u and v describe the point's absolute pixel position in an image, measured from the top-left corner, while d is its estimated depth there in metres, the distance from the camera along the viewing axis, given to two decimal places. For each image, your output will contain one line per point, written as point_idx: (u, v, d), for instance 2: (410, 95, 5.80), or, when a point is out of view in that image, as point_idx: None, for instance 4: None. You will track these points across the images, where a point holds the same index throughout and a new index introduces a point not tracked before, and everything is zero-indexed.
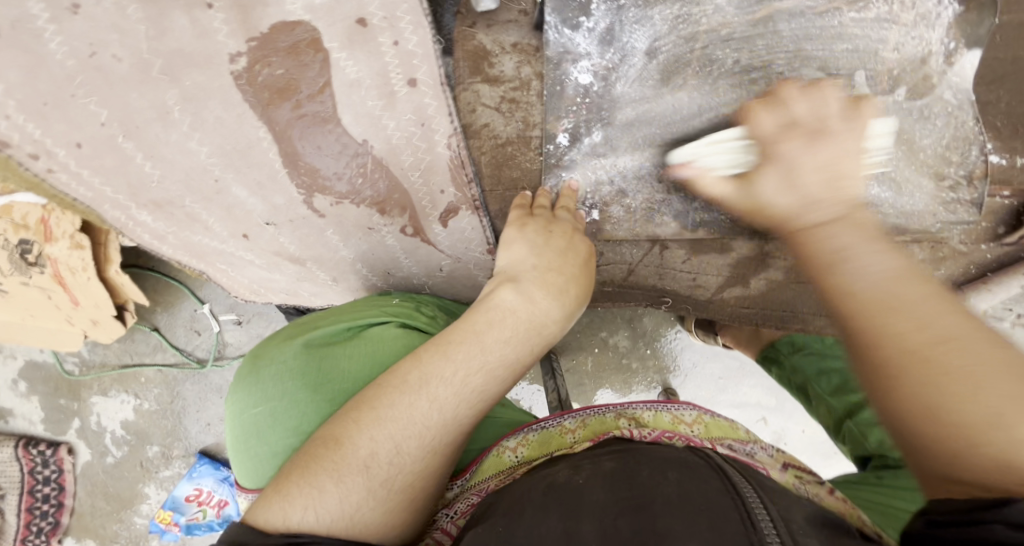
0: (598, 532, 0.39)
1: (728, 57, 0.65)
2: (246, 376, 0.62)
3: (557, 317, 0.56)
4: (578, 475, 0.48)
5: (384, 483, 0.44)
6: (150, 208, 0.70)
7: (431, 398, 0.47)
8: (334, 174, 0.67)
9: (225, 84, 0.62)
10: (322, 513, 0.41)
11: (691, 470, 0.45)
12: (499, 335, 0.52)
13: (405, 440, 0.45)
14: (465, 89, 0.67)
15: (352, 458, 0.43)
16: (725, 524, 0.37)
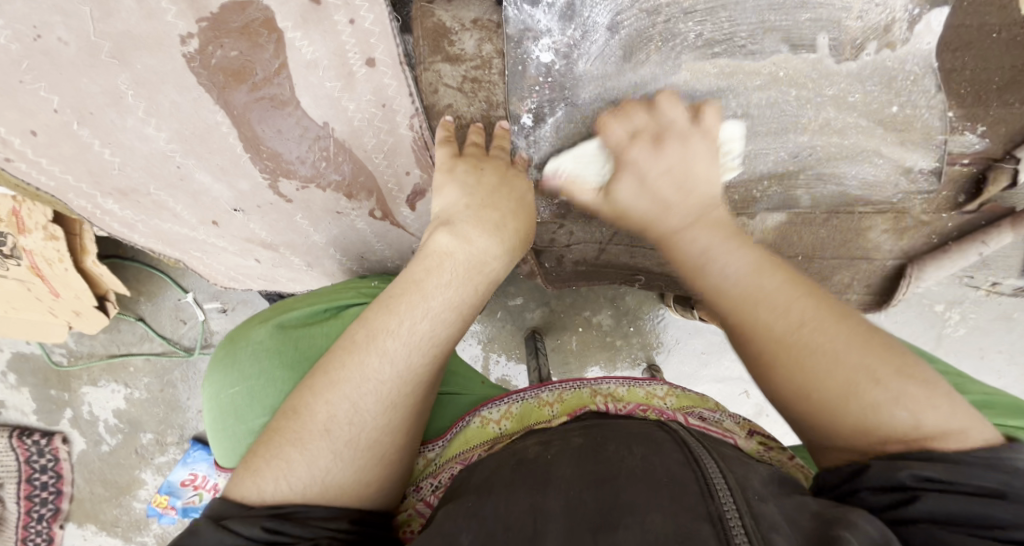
0: (562, 504, 0.42)
1: (690, 31, 0.63)
2: (223, 356, 0.64)
3: (497, 254, 0.59)
4: (547, 449, 0.50)
5: (350, 443, 0.46)
6: (116, 196, 0.70)
7: (382, 353, 0.49)
8: (297, 158, 0.66)
9: (179, 68, 0.60)
10: (294, 481, 0.44)
11: (656, 445, 0.47)
12: (438, 281, 0.54)
13: (362, 397, 0.48)
14: (426, 69, 0.66)
15: (312, 424, 0.46)
16: (685, 495, 0.40)
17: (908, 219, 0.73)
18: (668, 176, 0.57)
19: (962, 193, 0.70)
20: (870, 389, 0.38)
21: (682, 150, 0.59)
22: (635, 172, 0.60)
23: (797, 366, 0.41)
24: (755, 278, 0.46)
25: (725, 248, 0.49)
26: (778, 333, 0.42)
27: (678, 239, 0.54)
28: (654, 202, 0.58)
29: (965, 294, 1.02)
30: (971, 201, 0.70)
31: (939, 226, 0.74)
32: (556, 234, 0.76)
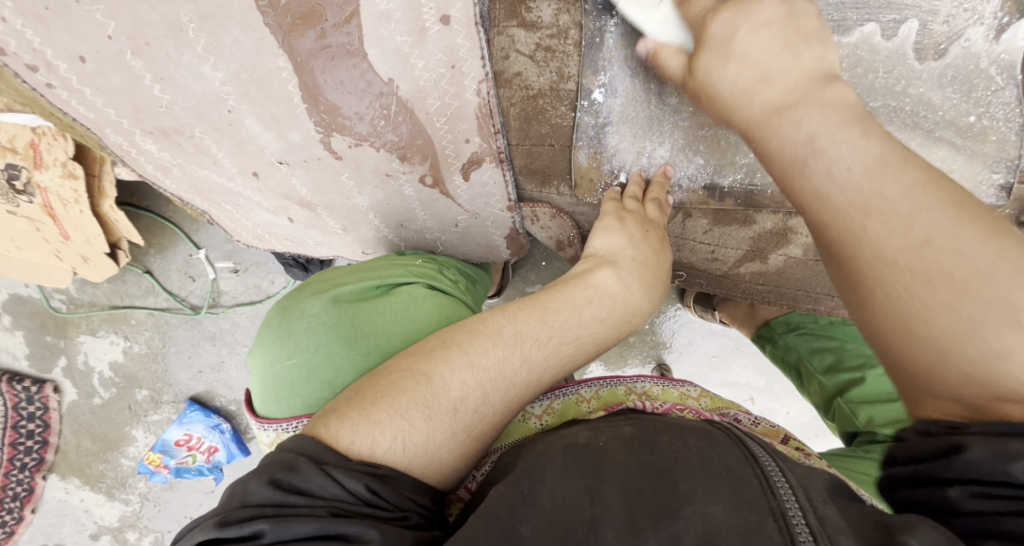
0: (620, 490, 0.44)
1: None
2: (275, 328, 0.62)
3: (646, 309, 0.62)
4: (598, 437, 0.51)
5: (466, 427, 0.49)
6: (156, 135, 0.67)
7: (524, 356, 0.52)
8: (356, 114, 0.64)
9: (246, 4, 0.57)
10: (410, 444, 0.46)
11: (711, 439, 0.48)
12: (595, 312, 0.57)
13: (492, 390, 0.50)
14: (500, 33, 0.64)
15: (444, 399, 0.48)
16: (747, 488, 0.42)
17: None
18: (766, 63, 0.51)
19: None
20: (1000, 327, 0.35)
21: (748, 36, 0.51)
22: (725, 44, 0.53)
23: (908, 277, 0.39)
24: (871, 178, 0.42)
25: (837, 134, 0.45)
26: (888, 254, 0.40)
27: (781, 119, 0.49)
28: (782, 89, 0.50)
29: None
30: None
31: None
32: None
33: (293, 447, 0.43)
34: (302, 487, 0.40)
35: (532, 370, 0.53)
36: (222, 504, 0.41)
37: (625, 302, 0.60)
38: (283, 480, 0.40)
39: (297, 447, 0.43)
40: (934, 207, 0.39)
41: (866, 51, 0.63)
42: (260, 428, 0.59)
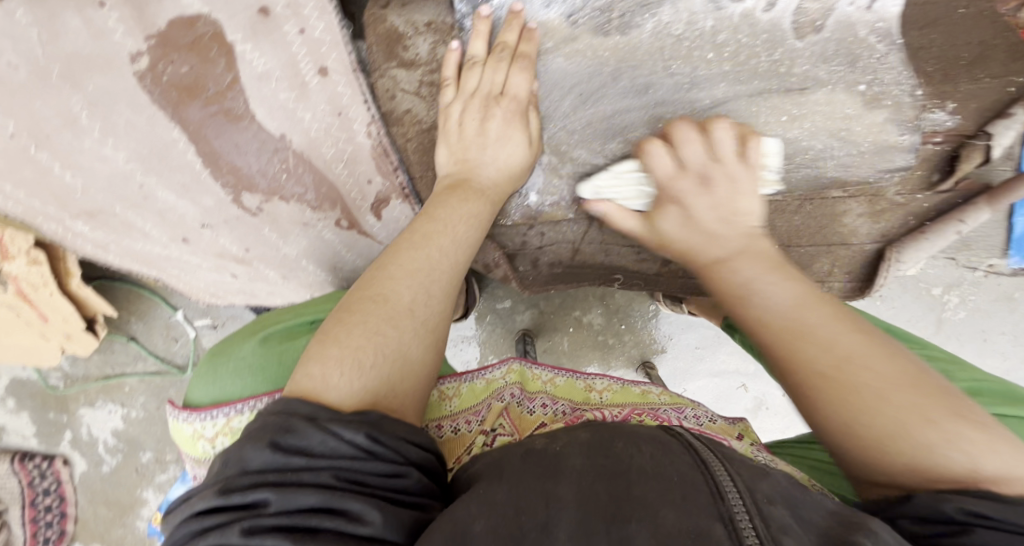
0: (576, 491, 0.40)
1: (647, 24, 0.65)
2: (211, 362, 0.61)
3: (524, 156, 0.63)
4: (555, 443, 0.48)
5: (425, 325, 0.52)
6: (84, 218, 0.69)
7: (439, 249, 0.56)
8: (258, 171, 0.66)
9: (131, 86, 0.60)
10: (382, 360, 0.47)
11: (663, 446, 0.45)
12: (468, 206, 0.60)
13: (432, 285, 0.54)
14: (382, 75, 0.66)
15: (398, 307, 0.51)
16: (694, 491, 0.38)
17: (882, 201, 0.69)
18: (718, 207, 0.55)
19: (936, 171, 0.67)
20: (926, 428, 0.37)
21: (729, 189, 0.55)
22: (677, 204, 0.57)
23: (835, 402, 0.40)
24: (799, 311, 0.45)
25: (768, 278, 0.48)
26: (850, 376, 0.40)
27: (720, 271, 0.53)
28: (700, 234, 0.55)
29: (962, 276, 1.05)
30: (945, 179, 0.66)
31: (915, 206, 0.69)
32: (527, 236, 0.75)
33: (280, 411, 0.41)
34: (302, 446, 0.38)
35: (447, 260, 0.56)
36: (218, 469, 0.38)
37: (496, 180, 0.62)
38: (283, 441, 0.38)
39: (285, 411, 0.41)
40: (864, 348, 0.41)
41: (747, 34, 0.64)
42: (198, 419, 0.56)
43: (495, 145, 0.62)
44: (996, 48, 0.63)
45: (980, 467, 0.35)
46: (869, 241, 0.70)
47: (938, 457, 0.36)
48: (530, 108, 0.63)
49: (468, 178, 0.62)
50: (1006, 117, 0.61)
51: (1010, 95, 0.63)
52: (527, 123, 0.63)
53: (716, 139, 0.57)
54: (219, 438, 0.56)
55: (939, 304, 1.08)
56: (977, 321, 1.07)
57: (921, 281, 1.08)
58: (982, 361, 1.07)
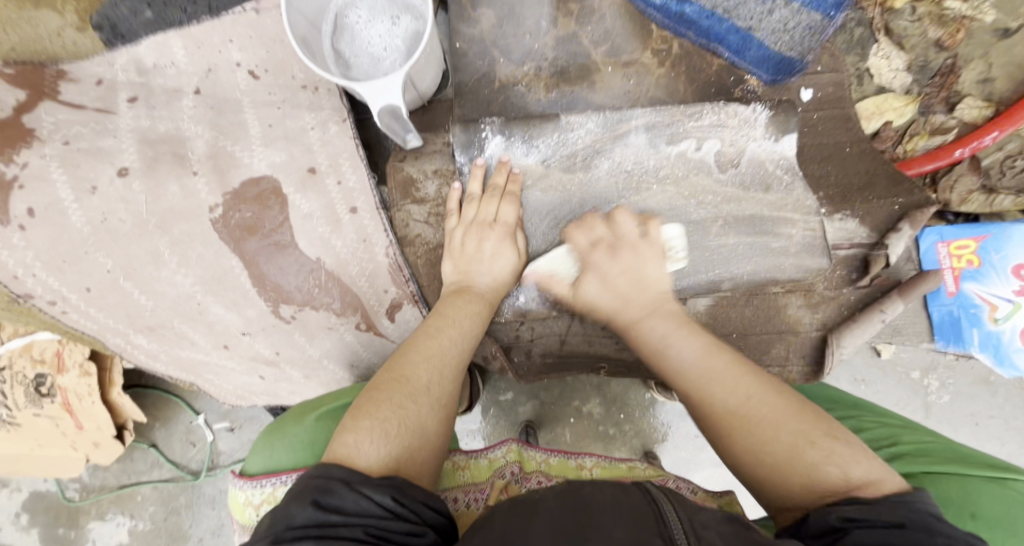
0: (548, 524, 0.49)
1: (604, 166, 0.83)
2: (268, 437, 0.68)
3: (515, 266, 0.78)
4: (536, 492, 0.57)
5: (439, 401, 0.63)
6: (144, 332, 0.85)
7: (450, 338, 0.68)
8: (295, 287, 0.81)
9: (206, 228, 0.78)
10: (403, 431, 0.57)
11: (622, 489, 0.55)
12: (468, 304, 0.73)
13: (445, 367, 0.65)
14: (399, 209, 0.84)
15: (418, 385, 0.62)
16: (645, 518, 0.48)
17: (816, 294, 0.86)
18: (628, 274, 0.75)
19: (854, 271, 0.86)
20: (810, 450, 0.51)
21: (634, 257, 0.75)
22: (621, 252, 0.76)
23: (750, 435, 0.55)
24: (704, 362, 0.63)
25: (677, 336, 0.68)
26: (736, 411, 0.57)
27: (641, 328, 0.71)
28: (616, 296, 0.75)
29: (935, 360, 1.08)
30: (862, 277, 0.85)
31: (843, 298, 0.87)
32: (520, 331, 0.88)
33: (321, 474, 0.50)
34: (338, 505, 0.47)
35: (457, 346, 0.68)
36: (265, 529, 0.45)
37: (492, 286, 0.76)
38: (323, 500, 0.46)
39: (324, 474, 0.50)
40: (744, 390, 0.58)
41: (682, 168, 0.82)
42: (250, 487, 0.63)
43: (490, 260, 0.77)
44: (879, 175, 0.84)
45: (851, 475, 0.48)
46: (813, 328, 0.86)
47: (821, 472, 0.49)
48: (517, 230, 0.79)
49: (467, 285, 0.76)
50: (897, 231, 0.82)
51: (897, 212, 0.83)
52: (515, 242, 0.78)
53: (619, 224, 0.78)
54: (264, 506, 0.62)
55: (922, 387, 1.09)
56: (963, 404, 1.08)
57: (899, 365, 1.09)
58: (980, 446, 1.07)
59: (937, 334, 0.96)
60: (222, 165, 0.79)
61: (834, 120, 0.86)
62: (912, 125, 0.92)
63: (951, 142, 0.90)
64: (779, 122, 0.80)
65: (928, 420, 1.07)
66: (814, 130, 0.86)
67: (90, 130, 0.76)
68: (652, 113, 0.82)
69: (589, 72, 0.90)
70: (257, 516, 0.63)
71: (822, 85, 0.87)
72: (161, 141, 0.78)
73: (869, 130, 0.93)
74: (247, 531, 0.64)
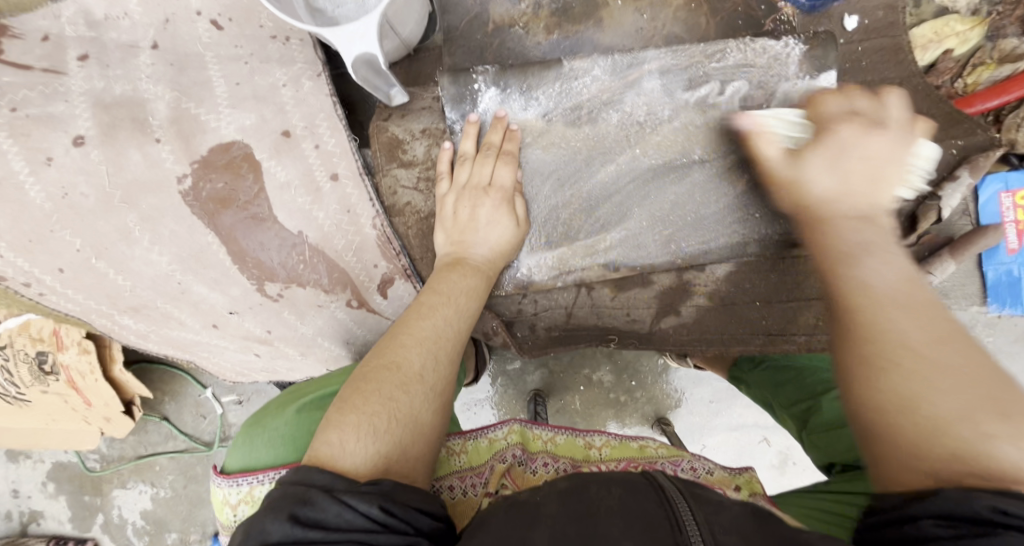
0: (548, 536, 0.43)
1: (612, 118, 0.73)
2: (249, 431, 0.64)
3: (510, 235, 0.70)
4: (535, 493, 0.51)
5: (434, 387, 0.56)
6: (129, 312, 0.80)
7: (444, 317, 0.62)
8: (278, 263, 0.75)
9: (176, 201, 0.72)
10: (393, 426, 0.51)
11: (633, 486, 0.49)
12: (459, 278, 0.66)
13: (438, 349, 0.59)
14: (385, 175, 0.76)
15: (410, 371, 0.55)
16: (657, 528, 0.42)
17: None
18: (868, 162, 0.57)
19: (898, 228, 0.75)
20: (992, 422, 0.37)
21: (857, 151, 0.58)
22: (839, 152, 0.58)
23: (913, 375, 0.42)
24: (905, 286, 0.48)
25: (885, 250, 0.52)
26: (916, 348, 0.43)
27: (823, 229, 0.56)
28: (838, 183, 0.57)
29: (976, 318, 0.99)
30: (905, 236, 0.75)
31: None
32: (522, 304, 0.81)
33: (301, 481, 0.45)
34: (318, 519, 0.41)
35: (451, 326, 0.61)
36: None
37: (488, 260, 0.69)
38: (301, 513, 0.41)
39: (305, 481, 0.45)
40: (923, 328, 0.44)
41: (702, 118, 0.72)
42: (226, 485, 0.60)
43: (485, 229, 0.69)
44: (932, 118, 0.72)
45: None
46: None
47: (990, 453, 0.36)
48: (515, 195, 0.71)
49: (462, 258, 0.69)
50: (952, 180, 0.70)
51: (954, 158, 0.71)
52: (513, 207, 0.71)
53: (869, 105, 0.61)
54: (241, 506, 0.59)
55: None
56: (1002, 364, 1.00)
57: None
58: None
59: (990, 295, 0.88)
60: (187, 131, 0.71)
61: (882, 54, 0.74)
62: (974, 55, 0.80)
63: (1022, 71, 0.77)
64: (816, 59, 0.69)
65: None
66: (857, 67, 0.75)
67: (40, 94, 0.69)
68: (668, 54, 0.72)
69: (595, 6, 0.78)
70: (236, 516, 0.60)
71: (870, 10, 0.75)
72: (118, 105, 0.71)
73: (924, 62, 0.80)
74: (230, 526, 0.62)
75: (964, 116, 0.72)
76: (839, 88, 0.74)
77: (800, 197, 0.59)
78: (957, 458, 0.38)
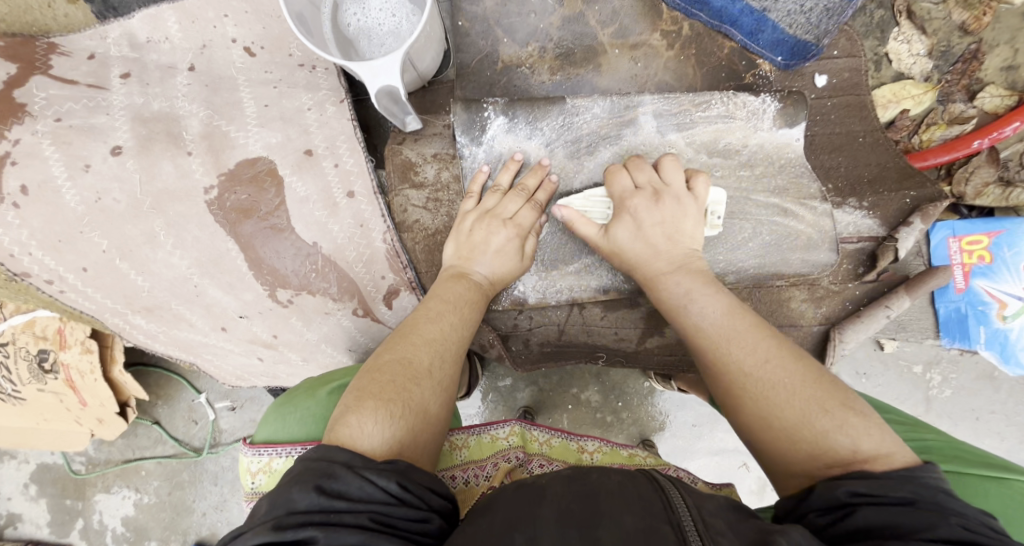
0: (555, 510, 0.47)
1: (608, 153, 0.80)
2: (279, 407, 0.67)
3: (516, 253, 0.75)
4: (540, 477, 0.55)
5: (441, 383, 0.61)
6: (143, 312, 0.83)
7: (449, 322, 0.67)
8: (292, 271, 0.80)
9: (201, 209, 0.77)
10: (404, 414, 0.55)
11: (631, 475, 0.54)
12: (462, 288, 0.72)
13: (446, 350, 0.64)
14: (397, 194, 0.83)
15: (420, 367, 0.60)
16: (652, 506, 0.47)
17: (820, 289, 0.83)
18: (664, 227, 0.70)
19: (861, 265, 0.83)
20: (820, 418, 0.50)
21: (673, 209, 0.71)
22: (636, 220, 0.71)
23: (760, 408, 0.54)
24: (727, 321, 0.60)
25: (702, 292, 0.64)
26: (750, 377, 0.55)
27: (662, 282, 0.68)
28: (648, 247, 0.70)
29: (938, 353, 1.06)
30: (869, 271, 0.82)
31: (848, 292, 0.83)
32: (518, 320, 0.87)
33: (322, 458, 0.48)
34: (342, 491, 0.45)
35: (456, 330, 0.67)
36: (265, 512, 0.44)
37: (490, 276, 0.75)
38: (325, 485, 0.44)
39: (327, 457, 0.48)
40: (773, 361, 0.55)
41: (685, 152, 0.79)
42: (250, 454, 0.63)
43: (494, 252, 0.74)
44: (891, 167, 0.81)
45: (861, 447, 0.48)
46: (814, 322, 0.83)
47: (831, 441, 0.49)
48: (529, 234, 0.76)
49: (466, 270, 0.74)
50: (907, 224, 0.79)
51: (908, 205, 0.80)
52: (522, 245, 0.76)
53: (669, 175, 0.73)
54: (260, 474, 0.62)
55: (924, 381, 1.07)
56: (964, 398, 1.06)
57: (901, 358, 1.08)
58: (978, 441, 1.06)
59: (942, 329, 0.94)
60: (217, 146, 0.77)
61: (849, 108, 0.83)
62: (930, 114, 0.89)
63: (969, 132, 0.86)
64: (788, 114, 0.78)
65: (928, 415, 1.06)
66: (829, 117, 0.83)
67: (83, 106, 0.75)
68: (660, 100, 0.80)
69: (595, 54, 0.87)
70: (255, 484, 0.63)
71: (838, 70, 0.84)
72: (155, 119, 0.77)
73: (885, 118, 0.89)
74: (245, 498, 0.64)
75: (915, 171, 0.80)
76: (808, 138, 0.82)
77: (622, 260, 0.72)
78: (818, 453, 0.50)
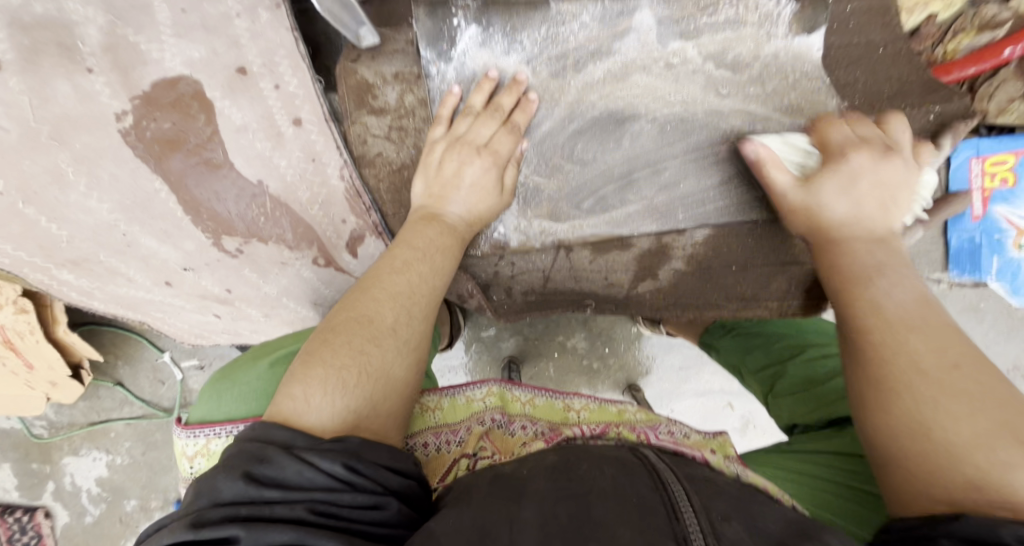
0: (537, 511, 0.40)
1: (597, 69, 0.69)
2: (215, 383, 0.60)
3: (492, 186, 0.66)
4: (523, 466, 0.49)
5: (408, 344, 0.53)
6: (71, 266, 0.71)
7: (416, 274, 0.58)
8: (237, 215, 0.69)
9: (116, 142, 0.66)
10: (360, 383, 0.48)
11: (626, 468, 0.46)
12: (432, 234, 0.62)
13: (412, 306, 0.56)
14: (354, 122, 0.71)
15: (382, 327, 0.52)
16: (653, 514, 0.38)
17: None
18: (879, 186, 0.57)
19: None
20: (1009, 449, 0.34)
21: (876, 171, 0.58)
22: (854, 177, 0.58)
23: (926, 400, 0.39)
24: (921, 310, 0.46)
25: (901, 272, 0.50)
26: (923, 370, 0.41)
27: (843, 255, 0.54)
28: (864, 205, 0.56)
29: None
30: None
31: None
32: (499, 267, 0.78)
33: (258, 438, 0.41)
34: (276, 477, 0.38)
35: (425, 282, 0.58)
36: (187, 505, 0.37)
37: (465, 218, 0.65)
38: (256, 471, 0.38)
39: (262, 437, 0.41)
40: (978, 382, 0.39)
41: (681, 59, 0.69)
42: (185, 436, 0.57)
43: (470, 187, 0.65)
44: (913, 83, 0.72)
45: None
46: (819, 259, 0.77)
47: (1005, 482, 0.33)
48: (507, 164, 0.67)
49: (435, 211, 0.65)
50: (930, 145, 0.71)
51: (931, 122, 0.72)
52: (501, 176, 0.67)
53: (853, 154, 0.59)
54: (198, 458, 0.57)
55: None
56: None
57: None
58: None
59: (952, 262, 0.94)
60: (125, 62, 0.64)
61: (871, 12, 0.72)
62: (958, 20, 0.79)
63: (1000, 40, 0.77)
64: (804, 18, 0.67)
65: None
66: (846, 26, 0.72)
67: None
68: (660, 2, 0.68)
69: None
70: (194, 468, 0.58)
71: None
72: (40, 27, 0.63)
73: (909, 27, 0.79)
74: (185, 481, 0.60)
75: (941, 85, 0.72)
76: (825, 50, 0.72)
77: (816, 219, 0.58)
78: (977, 487, 0.34)
